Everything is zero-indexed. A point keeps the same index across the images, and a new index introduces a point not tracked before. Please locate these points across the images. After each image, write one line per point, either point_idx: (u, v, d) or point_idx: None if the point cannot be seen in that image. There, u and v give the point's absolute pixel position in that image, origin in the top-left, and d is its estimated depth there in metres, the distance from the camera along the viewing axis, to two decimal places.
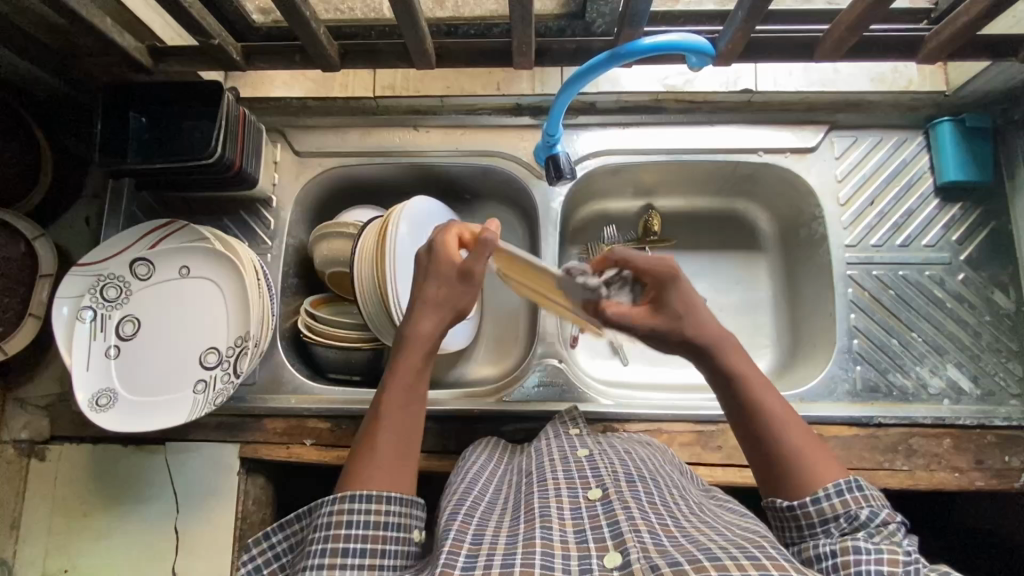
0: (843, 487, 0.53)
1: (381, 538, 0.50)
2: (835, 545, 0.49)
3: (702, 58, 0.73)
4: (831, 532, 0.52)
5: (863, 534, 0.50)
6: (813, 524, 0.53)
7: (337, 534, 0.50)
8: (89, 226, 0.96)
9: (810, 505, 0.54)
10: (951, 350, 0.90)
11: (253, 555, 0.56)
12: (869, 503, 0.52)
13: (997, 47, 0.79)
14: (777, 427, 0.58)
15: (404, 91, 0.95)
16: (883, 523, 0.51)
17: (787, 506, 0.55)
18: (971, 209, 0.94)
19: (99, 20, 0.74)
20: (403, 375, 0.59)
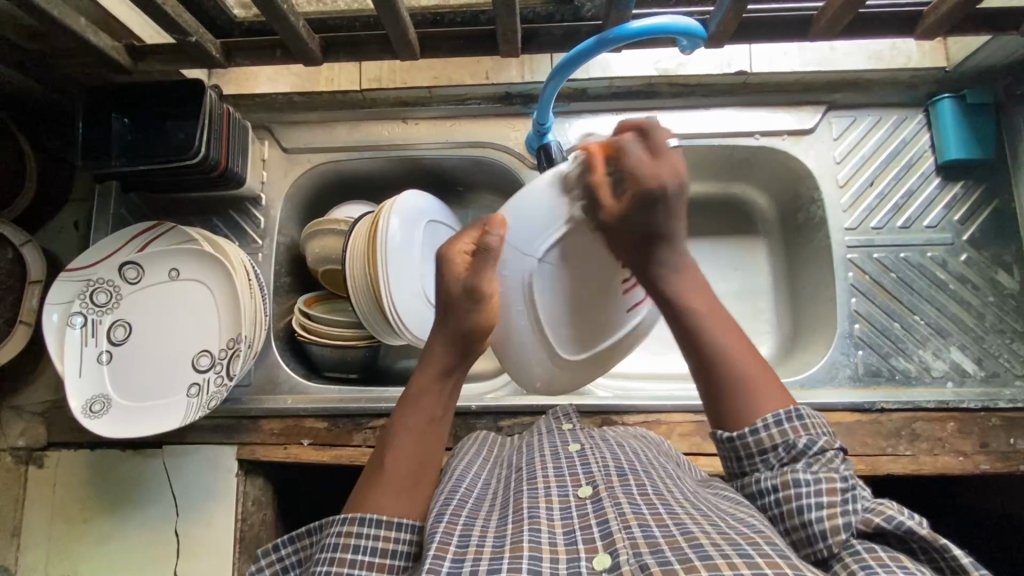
0: (782, 417, 0.53)
1: (387, 567, 0.49)
2: (775, 479, 0.51)
3: (694, 41, 0.71)
4: (769, 462, 0.52)
5: (802, 464, 0.50)
6: (752, 455, 0.54)
7: (343, 558, 0.48)
8: (78, 230, 0.95)
9: (748, 435, 0.54)
10: (954, 332, 0.89)
11: (261, 566, 0.55)
12: (807, 432, 0.52)
13: (997, 21, 0.77)
14: (730, 360, 0.57)
15: (391, 83, 0.93)
16: (820, 451, 0.51)
17: (725, 438, 0.55)
18: (972, 187, 0.91)
19: (73, 20, 0.72)
20: (425, 400, 0.61)
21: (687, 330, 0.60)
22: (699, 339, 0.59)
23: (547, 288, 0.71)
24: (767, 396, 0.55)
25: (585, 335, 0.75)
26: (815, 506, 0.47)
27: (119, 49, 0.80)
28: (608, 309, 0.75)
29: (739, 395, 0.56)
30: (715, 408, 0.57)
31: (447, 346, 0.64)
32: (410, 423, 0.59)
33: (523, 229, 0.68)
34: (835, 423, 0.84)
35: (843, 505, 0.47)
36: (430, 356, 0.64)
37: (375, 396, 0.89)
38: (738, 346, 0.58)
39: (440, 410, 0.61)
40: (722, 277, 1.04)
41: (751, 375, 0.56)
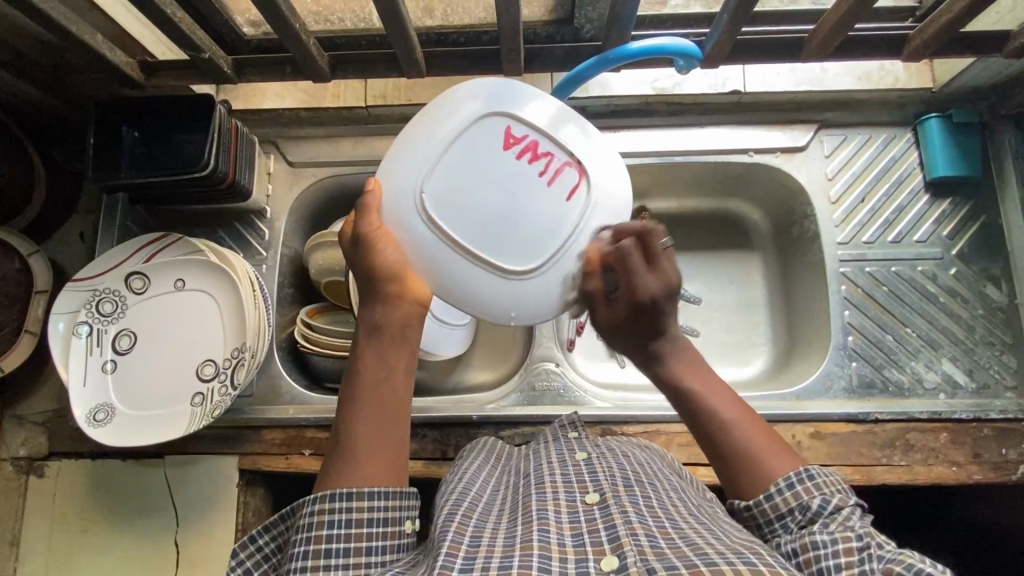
0: (793, 480, 0.53)
1: (364, 536, 0.49)
2: (794, 543, 0.48)
3: (690, 61, 0.77)
4: (788, 526, 0.51)
5: (818, 525, 0.49)
6: (771, 521, 0.53)
7: (318, 536, 0.49)
8: (84, 241, 0.97)
9: (763, 502, 0.53)
10: (946, 345, 0.91)
11: (241, 560, 0.55)
12: (821, 492, 0.51)
13: (982, 44, 0.80)
14: (736, 431, 0.57)
15: (396, 100, 0.96)
16: (834, 509, 0.50)
17: (743, 508, 0.55)
18: (960, 203, 0.94)
19: (90, 36, 0.74)
20: (370, 361, 0.56)
21: (688, 405, 0.60)
22: (698, 416, 0.59)
23: (450, 207, 0.59)
24: (772, 464, 0.55)
25: (535, 247, 0.60)
26: (834, 569, 0.45)
27: (133, 65, 0.83)
28: (546, 210, 0.60)
29: (754, 469, 0.55)
30: (728, 483, 0.57)
31: (374, 302, 0.59)
32: (359, 387, 0.55)
33: (404, 169, 0.59)
34: (831, 434, 0.85)
35: (860, 564, 0.44)
36: (363, 318, 0.59)
37: None
38: (744, 419, 0.58)
39: (388, 369, 0.56)
40: (718, 290, 1.06)
41: (757, 445, 0.56)
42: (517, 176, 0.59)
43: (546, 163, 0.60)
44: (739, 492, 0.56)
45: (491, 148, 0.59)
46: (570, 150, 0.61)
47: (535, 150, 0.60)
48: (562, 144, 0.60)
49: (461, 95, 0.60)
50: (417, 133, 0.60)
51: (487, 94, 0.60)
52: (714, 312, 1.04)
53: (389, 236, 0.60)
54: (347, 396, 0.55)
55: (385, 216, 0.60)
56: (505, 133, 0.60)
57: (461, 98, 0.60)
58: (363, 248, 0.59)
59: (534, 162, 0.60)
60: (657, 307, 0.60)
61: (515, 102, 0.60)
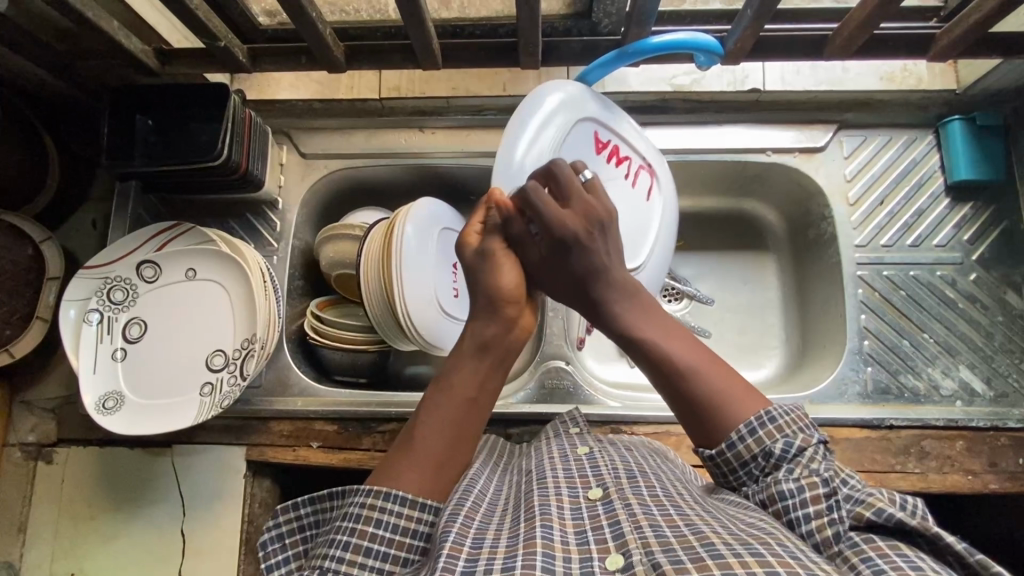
0: (754, 425, 0.51)
1: (405, 547, 0.48)
2: (762, 493, 0.50)
3: (710, 57, 0.75)
4: (752, 474, 0.51)
5: (783, 472, 0.49)
6: (737, 470, 0.52)
7: (364, 530, 0.48)
8: (96, 229, 0.97)
9: (726, 450, 0.52)
10: (963, 351, 0.89)
11: (278, 521, 0.54)
12: (783, 434, 0.50)
13: (1010, 46, 0.78)
14: (690, 372, 0.54)
15: (409, 93, 0.95)
16: (798, 452, 0.50)
17: (708, 455, 0.53)
18: (982, 208, 0.93)
19: (106, 22, 0.74)
20: (463, 376, 0.56)
21: (638, 352, 0.57)
22: (648, 351, 0.56)
23: None
24: (740, 402, 0.53)
25: (634, 238, 0.81)
26: (803, 518, 0.46)
27: (147, 52, 0.82)
28: (634, 204, 0.81)
29: (719, 414, 0.53)
30: (698, 430, 0.54)
31: (491, 318, 0.58)
32: (445, 395, 0.55)
33: (530, 167, 0.71)
34: (844, 439, 0.84)
35: (829, 513, 0.45)
36: (472, 330, 0.58)
37: (385, 401, 0.90)
38: (701, 356, 0.55)
39: (476, 390, 0.55)
40: (731, 291, 1.04)
41: (718, 386, 0.53)
42: (612, 176, 0.80)
43: (628, 166, 0.82)
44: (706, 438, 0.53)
45: (589, 151, 0.77)
46: (642, 155, 0.83)
47: (617, 154, 0.81)
48: (636, 150, 0.82)
49: (561, 99, 0.74)
50: (532, 122, 0.72)
51: (577, 101, 0.75)
52: (727, 313, 1.03)
53: (511, 258, 0.61)
54: (428, 400, 0.55)
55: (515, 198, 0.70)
56: (597, 138, 0.78)
57: (558, 102, 0.74)
58: (489, 262, 0.60)
59: (620, 164, 0.81)
60: (575, 249, 0.60)
61: (598, 110, 0.77)
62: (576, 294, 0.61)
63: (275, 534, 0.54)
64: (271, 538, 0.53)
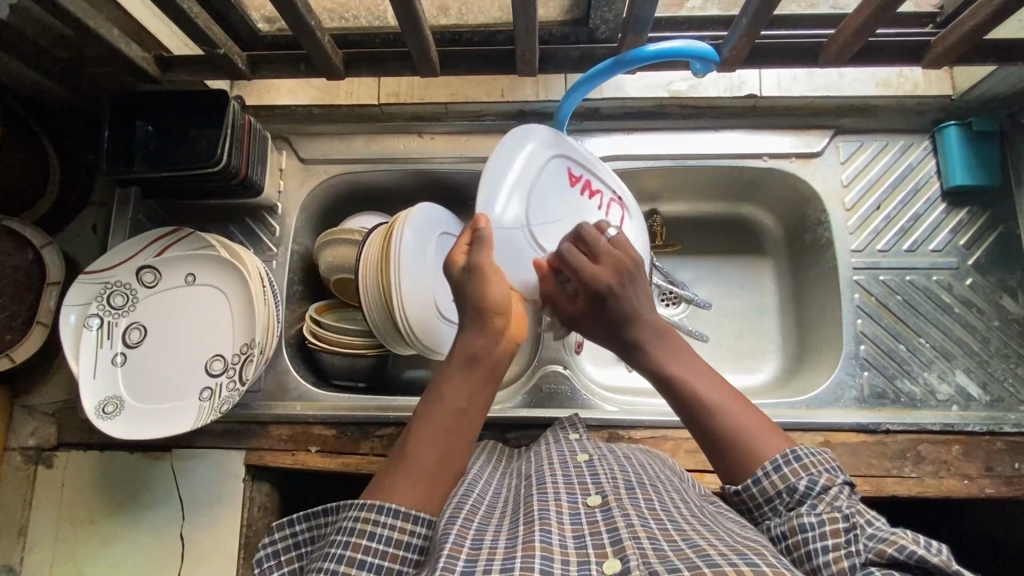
0: (779, 463, 0.53)
1: (398, 560, 0.48)
2: (783, 526, 0.49)
3: (706, 64, 0.74)
4: (777, 509, 0.51)
5: (806, 507, 0.49)
6: (761, 505, 0.53)
7: (357, 543, 0.47)
8: (96, 233, 0.97)
9: (752, 486, 0.53)
10: (960, 355, 0.90)
11: (274, 539, 0.55)
12: (808, 472, 0.52)
13: (1005, 52, 0.79)
14: (720, 410, 0.57)
15: (408, 98, 0.96)
16: (822, 489, 0.50)
17: (732, 492, 0.55)
18: (978, 212, 0.93)
19: (106, 30, 0.74)
20: (454, 389, 0.57)
21: (669, 392, 0.59)
22: (681, 391, 0.59)
23: (545, 233, 0.76)
24: (763, 440, 0.55)
25: None
26: (821, 551, 0.45)
27: (148, 59, 0.83)
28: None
29: (747, 455, 0.54)
30: (726, 471, 0.55)
31: (479, 333, 0.60)
32: (437, 409, 0.56)
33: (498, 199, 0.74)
34: (841, 444, 0.84)
35: (846, 544, 0.44)
36: (461, 345, 0.60)
37: (384, 405, 0.90)
38: (730, 397, 0.58)
39: (467, 401, 0.57)
40: (728, 296, 1.05)
41: (745, 423, 0.56)
42: (585, 210, 0.81)
43: (600, 199, 0.82)
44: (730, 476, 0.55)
45: (562, 185, 0.79)
46: (613, 189, 0.84)
47: (589, 187, 0.82)
48: (608, 183, 0.84)
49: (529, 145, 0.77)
50: (501, 174, 0.74)
51: (547, 142, 0.78)
52: (724, 318, 1.04)
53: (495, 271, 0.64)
54: (420, 414, 0.56)
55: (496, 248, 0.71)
56: (569, 173, 0.80)
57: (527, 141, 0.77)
58: (478, 274, 0.63)
59: (592, 196, 0.82)
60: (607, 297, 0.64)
61: (565, 147, 0.80)
62: (612, 336, 0.65)
63: (270, 553, 0.55)
64: (266, 556, 0.54)
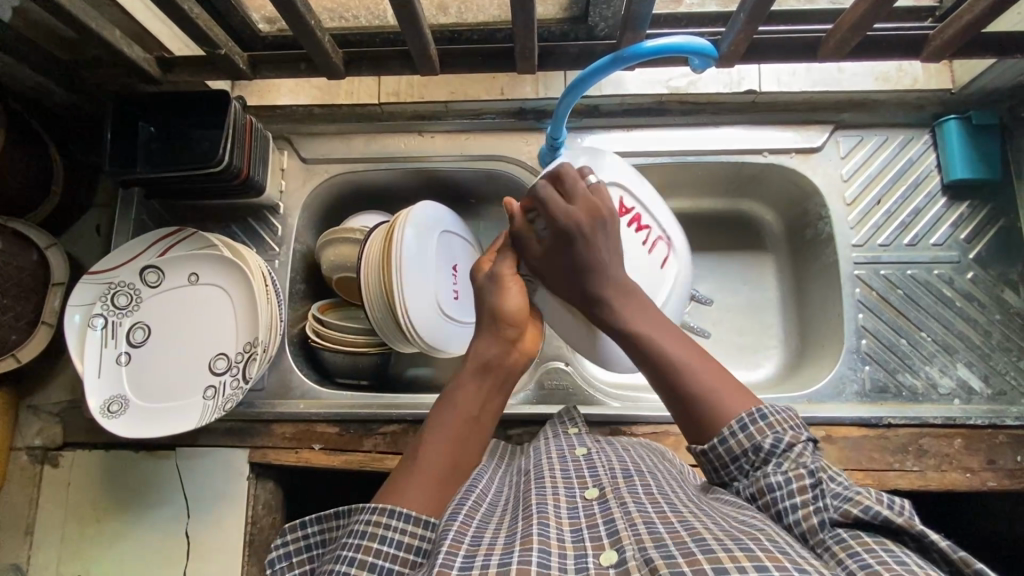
0: (745, 421, 0.52)
1: (409, 564, 0.47)
2: (752, 487, 0.51)
3: (705, 59, 0.74)
4: (742, 467, 0.52)
5: (771, 465, 0.50)
6: (728, 464, 0.53)
7: (369, 546, 0.47)
8: (100, 234, 0.99)
9: (719, 445, 0.53)
10: (961, 349, 0.90)
11: (286, 541, 0.55)
12: (774, 430, 0.51)
13: (1004, 46, 0.79)
14: (683, 366, 0.57)
15: (408, 98, 0.96)
16: (787, 447, 0.50)
17: (699, 452, 0.54)
18: (978, 206, 0.93)
19: (108, 32, 0.75)
20: (465, 395, 0.61)
21: (637, 350, 0.60)
22: (641, 348, 0.59)
23: None
24: (733, 399, 0.55)
25: None
26: (790, 509, 0.47)
27: (149, 60, 0.83)
28: (648, 271, 0.80)
29: (711, 409, 0.54)
30: (687, 424, 0.56)
31: (492, 343, 0.65)
32: (450, 416, 0.59)
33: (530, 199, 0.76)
34: (842, 437, 0.84)
35: (813, 502, 0.46)
36: (474, 353, 0.65)
37: (386, 403, 0.90)
38: (695, 357, 0.58)
39: (479, 409, 0.61)
40: (729, 291, 1.05)
41: (706, 380, 0.56)
42: (629, 242, 0.80)
43: (647, 235, 0.81)
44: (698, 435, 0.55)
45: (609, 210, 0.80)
46: (662, 226, 0.82)
47: (639, 221, 0.81)
48: (658, 221, 0.82)
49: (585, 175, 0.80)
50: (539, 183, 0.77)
51: (602, 167, 0.82)
52: (726, 314, 1.04)
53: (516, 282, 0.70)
54: (434, 419, 0.59)
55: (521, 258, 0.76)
56: (619, 202, 0.81)
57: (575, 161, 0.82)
58: (496, 284, 0.69)
59: (639, 231, 0.81)
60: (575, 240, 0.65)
61: (617, 173, 0.82)
62: (574, 290, 0.66)
63: (282, 553, 0.54)
64: (279, 557, 0.53)
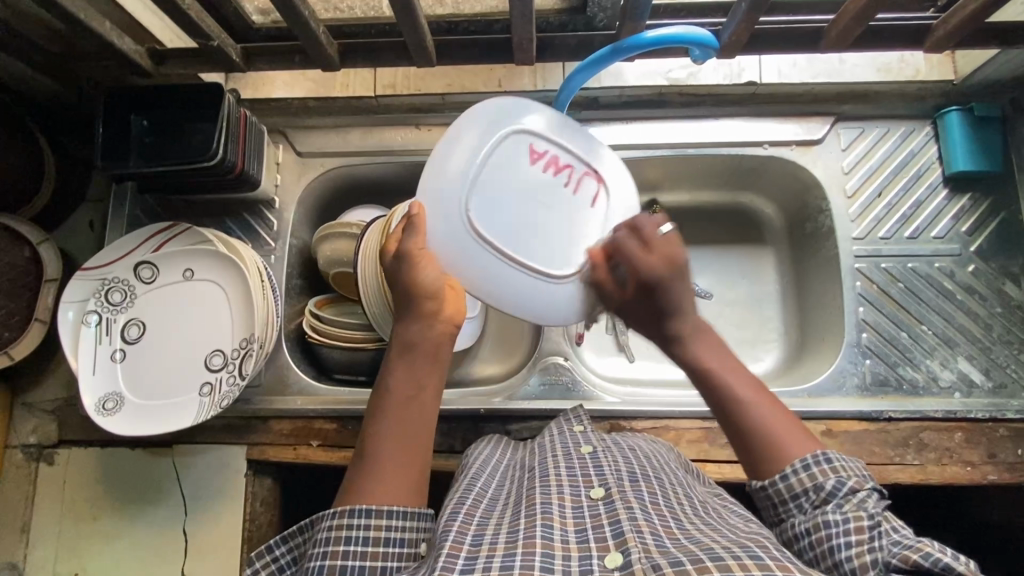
0: (809, 462, 0.52)
1: (380, 558, 0.49)
2: (807, 523, 0.50)
3: (706, 50, 0.72)
4: (802, 506, 0.51)
5: (832, 506, 0.49)
6: (785, 500, 0.52)
7: (335, 552, 0.48)
8: (93, 230, 0.97)
9: (778, 481, 0.52)
10: (962, 343, 0.89)
11: (256, 569, 0.55)
12: (837, 474, 0.50)
13: (1007, 36, 0.78)
14: (755, 409, 0.55)
15: (404, 89, 0.95)
16: (850, 492, 0.49)
17: (758, 487, 0.53)
18: (980, 199, 0.92)
19: (98, 23, 0.73)
20: (398, 377, 0.57)
21: (711, 392, 0.58)
22: (715, 390, 0.58)
23: (494, 222, 0.64)
24: (790, 440, 0.54)
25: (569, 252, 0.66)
26: (845, 546, 0.46)
27: (141, 52, 0.82)
28: (578, 220, 0.67)
29: (776, 449, 0.54)
30: (747, 460, 0.55)
31: (414, 319, 0.60)
32: (386, 402, 0.56)
33: (438, 182, 0.64)
34: (843, 432, 0.84)
35: (871, 541, 0.46)
36: (399, 333, 0.60)
37: None
38: (764, 400, 0.56)
39: (417, 387, 0.57)
40: (729, 285, 1.04)
41: (774, 424, 0.55)
42: (546, 188, 0.66)
43: (569, 175, 0.67)
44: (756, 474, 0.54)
45: (522, 162, 0.66)
46: (587, 161, 0.68)
47: (558, 164, 0.67)
48: (579, 156, 0.67)
49: (482, 123, 0.65)
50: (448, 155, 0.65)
51: (512, 112, 0.67)
52: (725, 307, 1.03)
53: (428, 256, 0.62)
54: (375, 411, 0.56)
55: (433, 239, 0.64)
56: (530, 149, 0.66)
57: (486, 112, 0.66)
58: (408, 263, 0.62)
59: (558, 173, 0.66)
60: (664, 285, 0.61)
61: (524, 117, 0.67)
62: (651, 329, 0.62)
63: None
64: None
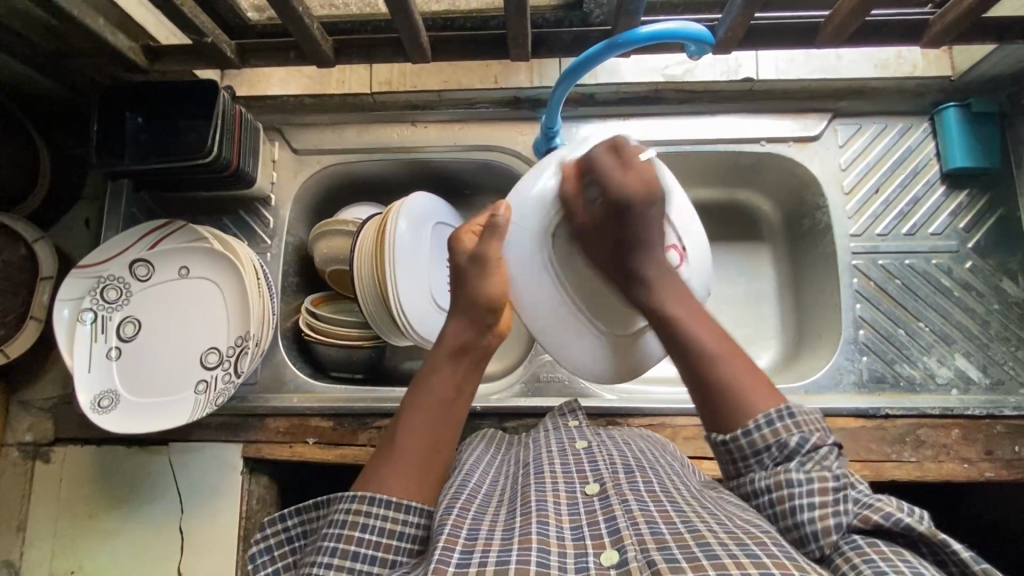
0: (773, 416, 0.52)
1: (392, 550, 0.49)
2: (769, 479, 0.50)
3: (702, 46, 0.72)
4: (763, 462, 0.51)
5: (795, 463, 0.49)
6: (746, 456, 0.52)
7: (350, 536, 0.48)
8: (89, 228, 0.96)
9: (742, 438, 0.52)
10: (959, 339, 0.89)
11: (266, 537, 0.55)
12: (801, 429, 0.51)
13: (1004, 31, 0.78)
14: (716, 359, 0.56)
15: (401, 87, 0.94)
16: (813, 449, 0.50)
17: (720, 442, 0.54)
18: (978, 195, 0.92)
19: (92, 20, 0.73)
20: (441, 378, 0.60)
21: (673, 334, 0.60)
22: (678, 334, 0.60)
23: (565, 261, 0.71)
24: (753, 392, 0.54)
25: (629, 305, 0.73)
26: (807, 507, 0.47)
27: (135, 49, 0.82)
28: None
29: (735, 400, 0.54)
30: (707, 412, 0.55)
31: (468, 326, 0.63)
32: (421, 400, 0.58)
33: (527, 210, 0.70)
34: (839, 429, 0.84)
35: (834, 504, 0.46)
36: (447, 337, 0.63)
37: (380, 397, 0.89)
38: (730, 351, 0.57)
39: (454, 392, 0.59)
40: (726, 283, 1.04)
41: (734, 375, 0.55)
42: None
43: (657, 241, 0.73)
44: (718, 427, 0.54)
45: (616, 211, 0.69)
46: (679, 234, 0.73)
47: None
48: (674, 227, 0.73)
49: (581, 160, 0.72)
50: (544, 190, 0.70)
51: None
52: (722, 305, 1.03)
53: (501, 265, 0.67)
54: (407, 405, 0.58)
55: (508, 249, 0.70)
56: None
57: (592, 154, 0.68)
58: (479, 266, 0.66)
59: None
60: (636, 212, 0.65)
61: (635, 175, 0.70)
62: (616, 262, 0.66)
63: (263, 548, 0.55)
64: (260, 553, 0.54)
